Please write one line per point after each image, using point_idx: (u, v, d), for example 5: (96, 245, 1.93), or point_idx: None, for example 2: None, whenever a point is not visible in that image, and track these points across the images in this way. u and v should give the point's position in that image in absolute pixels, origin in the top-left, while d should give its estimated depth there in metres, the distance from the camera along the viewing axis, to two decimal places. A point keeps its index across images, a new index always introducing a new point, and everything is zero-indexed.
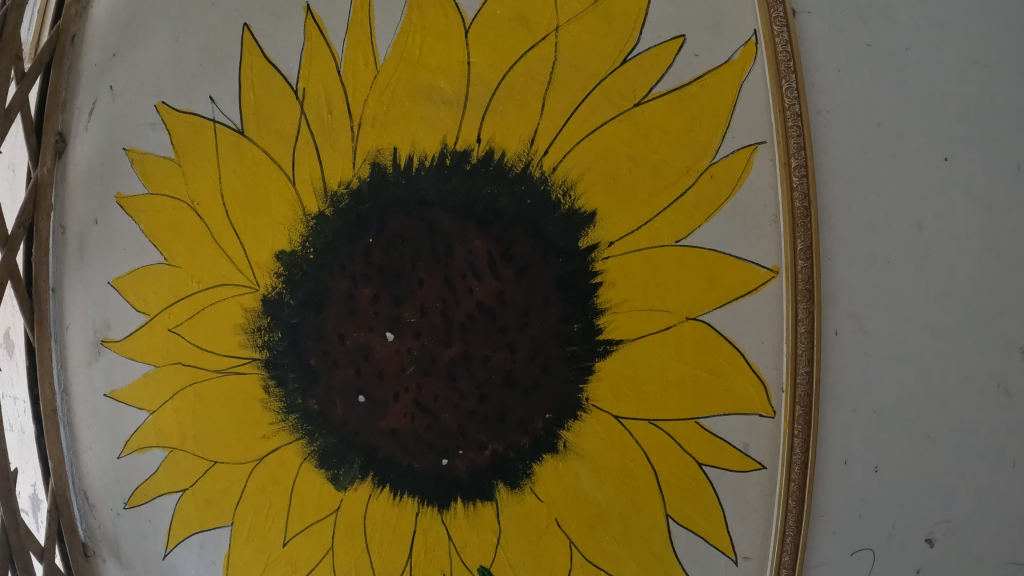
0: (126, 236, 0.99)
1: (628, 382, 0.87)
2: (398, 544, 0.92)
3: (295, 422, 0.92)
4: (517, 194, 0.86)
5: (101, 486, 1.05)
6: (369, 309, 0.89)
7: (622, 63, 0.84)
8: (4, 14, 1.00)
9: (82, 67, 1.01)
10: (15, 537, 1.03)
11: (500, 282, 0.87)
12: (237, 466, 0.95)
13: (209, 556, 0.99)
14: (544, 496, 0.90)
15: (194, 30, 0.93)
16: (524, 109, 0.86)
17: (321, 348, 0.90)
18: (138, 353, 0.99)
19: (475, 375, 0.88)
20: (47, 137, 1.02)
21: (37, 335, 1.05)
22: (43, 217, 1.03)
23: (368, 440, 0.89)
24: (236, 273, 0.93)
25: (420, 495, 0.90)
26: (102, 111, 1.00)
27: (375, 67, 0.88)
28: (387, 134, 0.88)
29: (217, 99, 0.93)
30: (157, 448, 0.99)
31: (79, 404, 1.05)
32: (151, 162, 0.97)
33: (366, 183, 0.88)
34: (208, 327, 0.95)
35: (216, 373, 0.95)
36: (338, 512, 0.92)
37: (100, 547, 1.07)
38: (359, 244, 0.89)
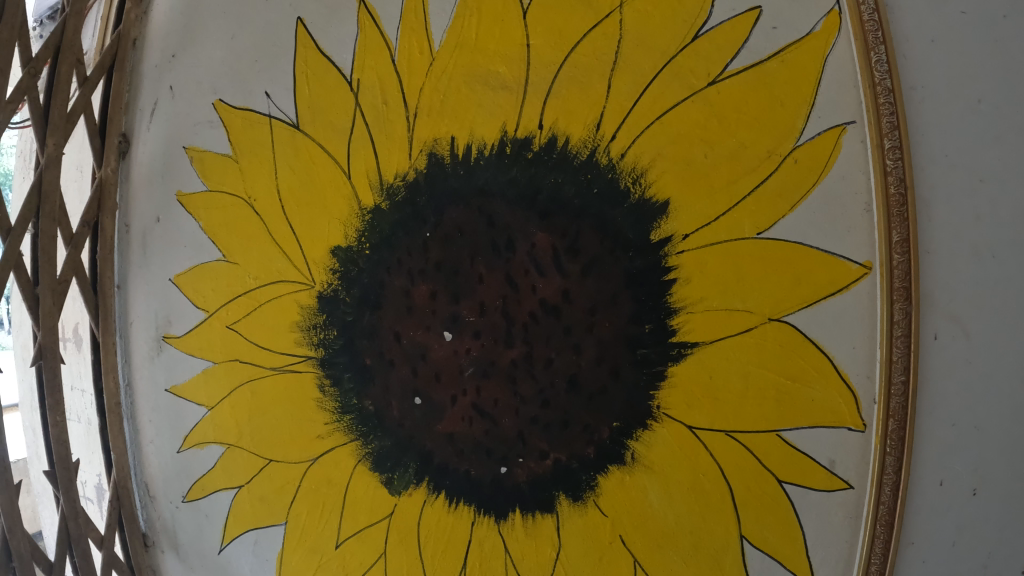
0: (187, 234, 0.99)
1: (704, 389, 0.78)
2: (452, 554, 0.86)
3: (349, 422, 0.87)
4: (582, 183, 0.80)
5: (161, 479, 1.06)
6: (427, 308, 0.83)
7: (693, 39, 0.75)
8: (66, 17, 1.00)
9: (144, 69, 1.00)
10: (75, 525, 1.04)
11: (565, 279, 0.80)
12: (292, 466, 0.92)
13: (262, 554, 0.96)
14: (608, 510, 0.84)
15: (249, 25, 0.89)
16: (589, 93, 0.80)
17: (377, 347, 0.85)
18: (198, 349, 0.99)
19: (537, 379, 0.81)
20: (111, 138, 1.03)
21: (102, 330, 1.07)
22: (107, 215, 1.05)
23: (425, 444, 0.84)
24: (292, 270, 0.90)
25: (476, 504, 0.84)
26: (163, 111, 0.98)
27: (430, 54, 0.83)
28: (444, 122, 0.82)
29: (272, 93, 0.89)
30: (215, 443, 0.99)
31: (141, 397, 1.07)
32: (209, 158, 0.95)
33: (423, 174, 0.82)
34: (265, 325, 0.92)
35: (273, 370, 0.92)
36: (392, 517, 0.87)
37: (161, 538, 1.09)
38: (417, 239, 0.83)
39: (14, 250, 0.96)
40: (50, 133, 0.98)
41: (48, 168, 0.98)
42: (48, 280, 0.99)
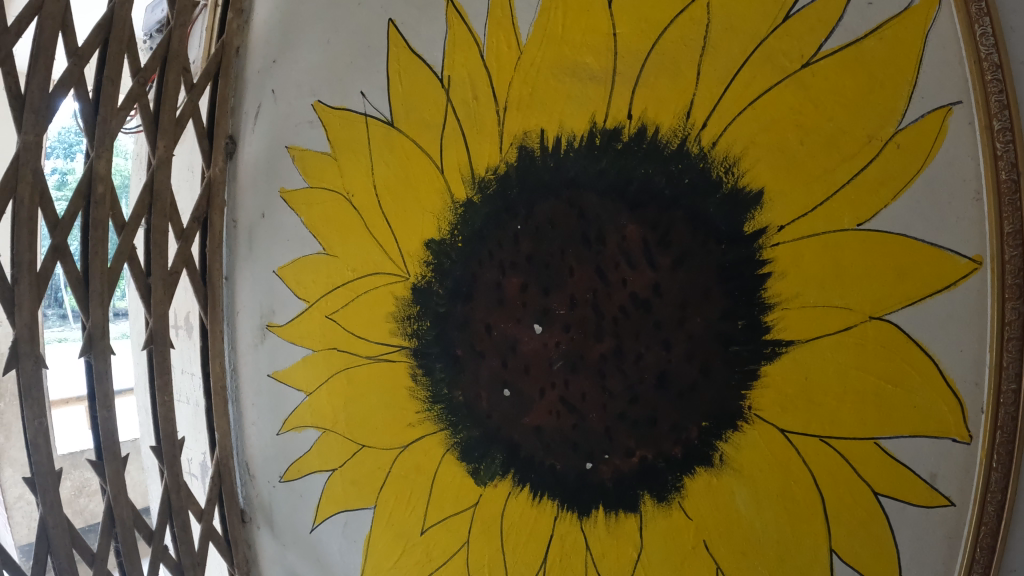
0: (289, 228, 1.02)
1: (800, 391, 0.75)
2: (533, 548, 0.86)
3: (439, 411, 0.88)
4: (673, 174, 0.78)
5: (260, 459, 1.07)
6: (517, 300, 0.83)
7: (784, 20, 0.72)
8: (172, 29, 1.00)
9: (247, 75, 1.04)
10: (178, 497, 1.01)
11: (656, 273, 0.79)
12: (384, 452, 0.97)
13: (351, 535, 0.98)
14: (692, 512, 0.81)
15: (345, 29, 0.93)
16: (678, 81, 0.78)
17: (467, 338, 0.86)
18: (299, 337, 1.02)
19: (626, 374, 0.80)
20: (218, 141, 1.06)
21: (210, 318, 1.09)
22: (217, 212, 1.07)
23: (512, 436, 0.84)
24: (386, 263, 0.89)
25: (561, 498, 0.84)
26: (266, 115, 1.03)
27: (518, 48, 0.84)
28: (534, 115, 0.83)
29: (368, 93, 0.92)
30: (312, 427, 1.00)
31: (246, 382, 1.09)
32: (308, 157, 0.99)
33: (513, 167, 0.82)
34: (362, 315, 0.95)
35: (369, 359, 0.96)
36: (476, 507, 0.88)
37: (257, 514, 1.10)
38: (507, 231, 0.83)
39: (127, 245, 0.96)
40: (161, 137, 0.98)
41: (160, 168, 0.99)
42: (160, 271, 0.99)
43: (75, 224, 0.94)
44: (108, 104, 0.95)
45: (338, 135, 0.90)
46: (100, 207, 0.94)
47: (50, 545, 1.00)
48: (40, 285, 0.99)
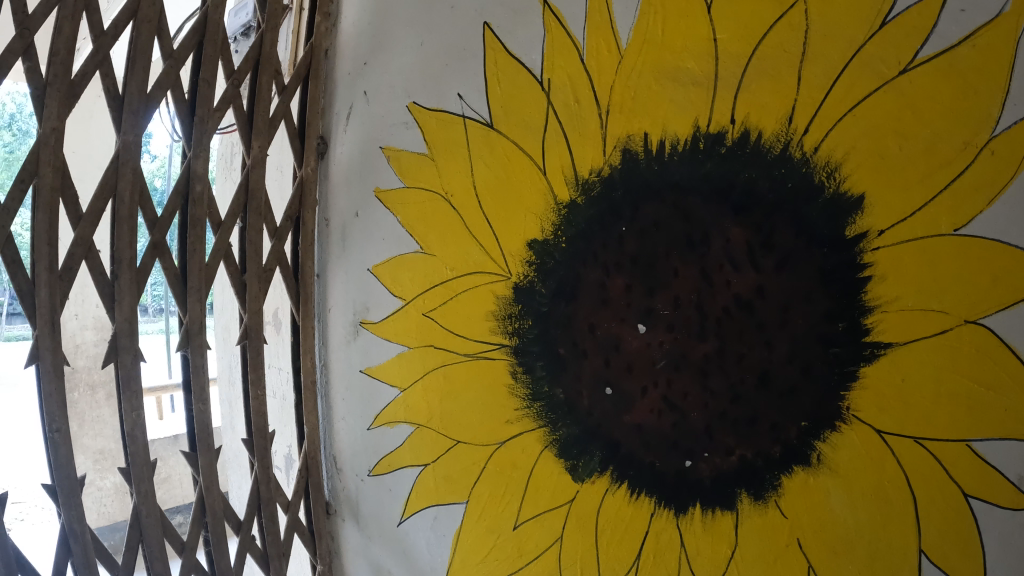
0: (385, 226, 0.94)
1: (897, 393, 0.76)
2: (628, 544, 0.87)
3: (539, 409, 0.88)
4: (777, 178, 0.79)
5: (349, 453, 1.00)
6: (622, 299, 0.83)
7: (880, 27, 0.74)
8: (263, 33, 1.00)
9: (337, 76, 1.02)
10: (266, 489, 0.99)
11: (760, 274, 0.80)
12: (478, 449, 0.92)
13: (441, 529, 0.96)
14: (788, 511, 0.82)
15: (439, 33, 0.94)
16: (779, 86, 0.79)
17: (570, 337, 0.86)
18: (395, 335, 0.94)
19: (729, 374, 0.82)
20: (310, 141, 1.01)
21: (303, 313, 0.98)
22: (309, 210, 0.99)
23: (612, 434, 0.85)
24: (487, 261, 0.89)
25: (659, 495, 0.85)
26: (359, 115, 0.98)
27: (619, 52, 0.85)
28: (637, 119, 0.84)
29: (466, 95, 0.92)
30: (404, 423, 0.95)
31: (336, 378, 0.98)
32: (407, 159, 0.93)
33: (618, 170, 0.83)
34: (460, 314, 0.90)
35: (466, 356, 0.91)
36: (572, 503, 0.89)
37: (343, 507, 1.03)
38: (612, 232, 0.83)
39: (223, 243, 0.94)
40: (255, 136, 0.96)
41: (255, 168, 0.95)
42: (255, 268, 0.95)
43: (173, 222, 0.93)
44: (205, 105, 0.94)
45: (442, 141, 0.92)
46: (197, 205, 0.93)
47: (142, 533, 0.96)
48: (139, 280, 0.92)
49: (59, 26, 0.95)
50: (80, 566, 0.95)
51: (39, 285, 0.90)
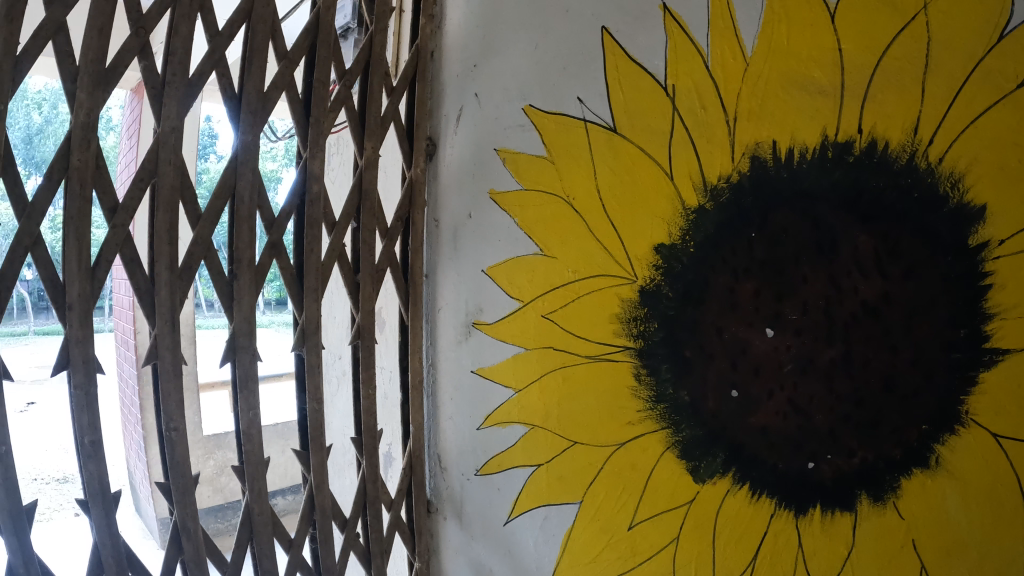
0: (501, 228, 0.96)
1: (1012, 397, 0.81)
2: (745, 543, 0.90)
3: (663, 410, 0.90)
4: (903, 188, 0.81)
5: (455, 453, 1.00)
6: (751, 304, 0.86)
7: (997, 43, 0.78)
8: (371, 35, 0.99)
9: (445, 78, 1.02)
10: (372, 487, 0.98)
11: (886, 282, 0.83)
12: (597, 449, 0.93)
13: (551, 529, 0.97)
14: (905, 512, 0.85)
15: (554, 36, 0.94)
16: (905, 97, 0.81)
17: (697, 341, 0.88)
18: (512, 336, 0.96)
19: (855, 378, 0.85)
20: (418, 142, 0.98)
21: (411, 315, 0.94)
22: (419, 210, 0.94)
23: (736, 436, 0.88)
24: (612, 264, 0.91)
25: (780, 496, 0.88)
26: (471, 117, 0.98)
27: (744, 58, 0.86)
28: (765, 126, 0.85)
29: (586, 99, 0.92)
30: (519, 424, 0.97)
31: (444, 377, 0.96)
32: (525, 162, 0.95)
33: (747, 176, 0.85)
34: (583, 317, 0.92)
35: (587, 358, 0.93)
36: (691, 504, 0.91)
37: (446, 505, 1.05)
38: (742, 238, 0.86)
39: (338, 244, 0.92)
40: (369, 136, 0.94)
41: (368, 169, 0.93)
42: (368, 268, 0.93)
43: (289, 223, 0.92)
44: (319, 104, 0.94)
45: (563, 145, 0.93)
46: (313, 206, 0.92)
47: (253, 530, 0.97)
48: (258, 279, 0.92)
49: (175, 25, 0.96)
50: (190, 563, 0.98)
51: (160, 284, 0.90)
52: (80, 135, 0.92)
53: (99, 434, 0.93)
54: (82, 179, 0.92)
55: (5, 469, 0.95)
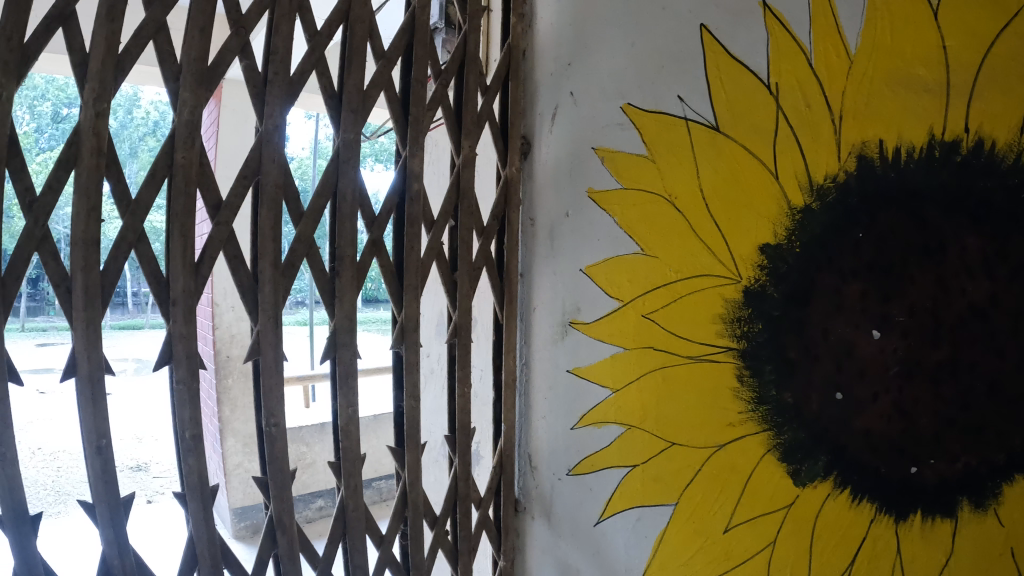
0: (601, 228, 0.98)
1: None
2: (843, 549, 0.93)
3: (765, 412, 0.92)
4: (1009, 185, 0.88)
5: (546, 451, 1.05)
6: (858, 305, 0.89)
7: None
8: (465, 35, 1.00)
9: (539, 78, 1.05)
10: (463, 486, 1.00)
11: (994, 285, 0.89)
12: (696, 450, 0.94)
13: (644, 530, 0.96)
14: (1004, 519, 0.92)
15: (651, 34, 0.94)
16: (1008, 95, 0.87)
17: (803, 341, 0.91)
18: (610, 336, 0.98)
19: (961, 380, 0.90)
20: (514, 141, 1.06)
21: (507, 312, 1.06)
22: (514, 209, 1.04)
23: (839, 438, 0.91)
24: (716, 265, 0.92)
25: (883, 502, 0.92)
26: (564, 117, 1.01)
27: (848, 56, 0.87)
28: (872, 126, 0.87)
29: (687, 98, 0.92)
30: (615, 424, 0.98)
31: (539, 375, 1.05)
32: (623, 160, 0.96)
33: (854, 176, 0.88)
34: (685, 316, 0.94)
35: (688, 360, 0.94)
36: (789, 508, 0.93)
37: (533, 505, 1.08)
38: (848, 238, 0.89)
39: (435, 243, 0.93)
40: (467, 136, 0.95)
41: (466, 167, 0.94)
42: (466, 266, 0.93)
43: (389, 222, 0.93)
44: (419, 103, 0.94)
45: (663, 143, 0.94)
46: (412, 203, 0.93)
47: (346, 526, 0.99)
48: (358, 277, 0.93)
49: (276, 26, 0.99)
50: (284, 557, 1.00)
51: (265, 280, 0.92)
52: (184, 133, 0.94)
53: (199, 429, 0.95)
54: (187, 176, 0.93)
55: (104, 460, 0.96)
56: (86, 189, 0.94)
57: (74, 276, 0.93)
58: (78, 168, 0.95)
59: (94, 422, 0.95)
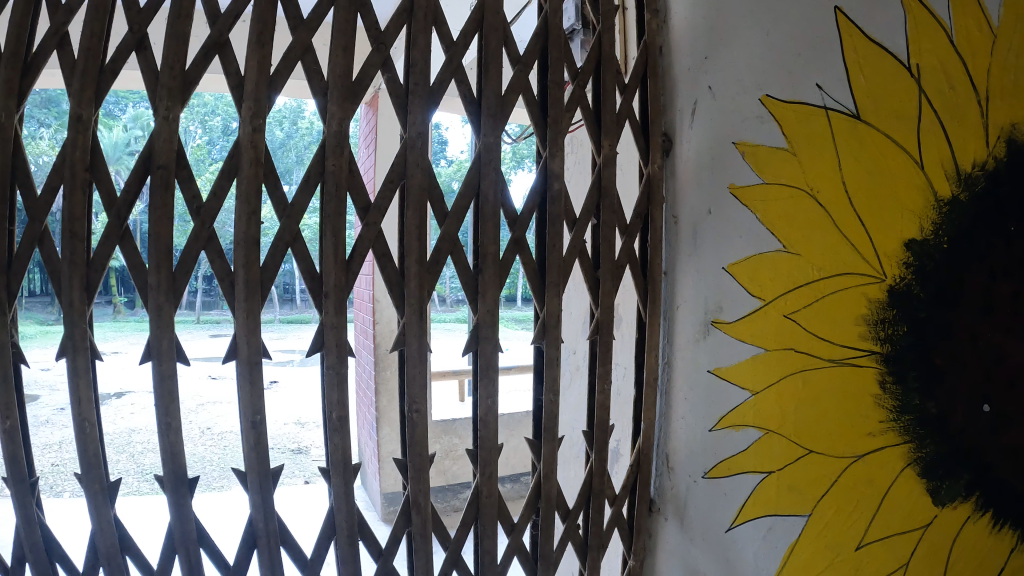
0: (743, 226, 1.11)
1: None
2: (974, 565, 1.18)
3: (907, 421, 1.11)
4: None
5: (686, 452, 1.22)
6: (1005, 311, 1.15)
7: None
8: (599, 34, 1.07)
9: (676, 73, 1.22)
10: (597, 482, 1.08)
11: None
12: (831, 458, 1.10)
13: (773, 540, 1.10)
14: None
15: (784, 22, 1.06)
16: None
17: (948, 350, 1.12)
18: (751, 336, 1.11)
19: None
20: (653, 138, 1.21)
21: (651, 312, 1.19)
22: (655, 207, 1.19)
23: (981, 454, 1.15)
24: (862, 265, 1.07)
25: (1018, 528, 1.20)
26: (703, 109, 1.17)
27: (990, 36, 1.11)
28: (1016, 109, 1.14)
29: (826, 86, 1.04)
30: (752, 428, 1.12)
31: (680, 375, 1.23)
32: (764, 154, 1.08)
33: (999, 160, 1.12)
34: (830, 315, 1.08)
35: (828, 362, 1.09)
36: (928, 525, 1.14)
37: (668, 506, 1.27)
38: (993, 233, 1.13)
39: (578, 241, 0.99)
40: (607, 135, 1.03)
41: (607, 166, 1.01)
42: (609, 264, 1.01)
43: (531, 220, 0.98)
44: (557, 105, 1.01)
45: (808, 135, 1.07)
46: (555, 203, 0.99)
47: (480, 512, 1.05)
48: (499, 274, 0.98)
49: (414, 39, 1.06)
50: (417, 535, 1.05)
51: (411, 276, 0.96)
52: (334, 143, 0.99)
53: (346, 411, 1.00)
54: (337, 181, 0.99)
55: (257, 434, 1.02)
56: (247, 195, 1.00)
57: (236, 272, 1.00)
58: (238, 176, 1.02)
59: (249, 399, 1.01)
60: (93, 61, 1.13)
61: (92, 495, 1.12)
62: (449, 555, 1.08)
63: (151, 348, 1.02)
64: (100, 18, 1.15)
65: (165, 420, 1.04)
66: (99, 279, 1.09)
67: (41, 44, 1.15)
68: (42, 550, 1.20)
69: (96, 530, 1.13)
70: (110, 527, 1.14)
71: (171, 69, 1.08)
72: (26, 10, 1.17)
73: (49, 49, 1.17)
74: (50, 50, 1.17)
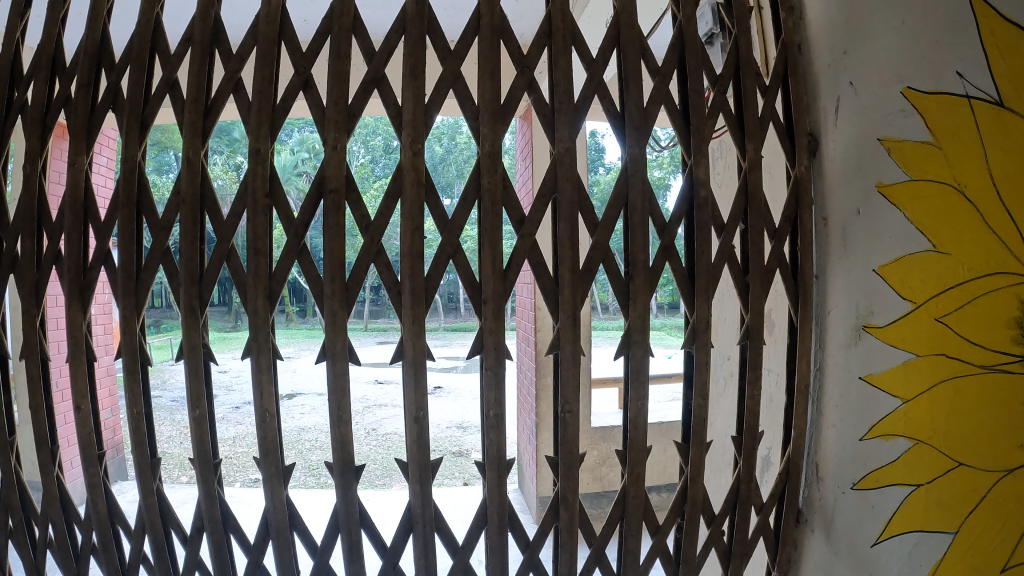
0: (892, 227, 1.09)
1: None
2: None
3: None
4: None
5: (835, 463, 1.23)
6: None
7: None
8: (736, 38, 1.14)
9: (817, 70, 1.24)
10: (744, 488, 1.12)
11: None
12: (982, 472, 1.02)
13: (919, 557, 1.07)
14: None
15: (924, 9, 1.04)
16: None
17: None
18: (903, 340, 1.08)
19: None
20: (798, 139, 1.22)
21: (802, 315, 1.17)
22: (805, 210, 1.18)
23: None
24: (1012, 261, 0.98)
25: None
26: (846, 106, 1.18)
27: None
28: None
29: (967, 74, 1.00)
30: (902, 439, 1.09)
31: (833, 381, 1.24)
32: (911, 150, 1.07)
33: None
34: (981, 319, 1.01)
35: (979, 368, 1.02)
36: None
37: (816, 517, 1.28)
38: None
39: (728, 246, 1.05)
40: (751, 140, 1.09)
41: (753, 171, 1.08)
42: (759, 269, 1.07)
43: (678, 227, 1.04)
44: (700, 114, 1.06)
45: (946, 127, 1.02)
46: (701, 210, 1.05)
47: (625, 510, 1.08)
48: (649, 279, 1.03)
49: (555, 59, 1.11)
50: (564, 530, 1.10)
51: (565, 284, 1.02)
52: (488, 162, 1.07)
53: (502, 409, 1.07)
54: (493, 198, 1.07)
55: (419, 428, 1.11)
56: (411, 213, 1.10)
57: (403, 282, 1.10)
58: (402, 197, 1.12)
59: (414, 397, 1.11)
60: (267, 102, 1.28)
61: (269, 476, 1.26)
62: (593, 551, 1.12)
63: (326, 349, 1.15)
64: (269, 64, 1.30)
65: (338, 412, 1.16)
66: (279, 292, 1.24)
67: (220, 90, 1.30)
68: (220, 523, 1.36)
69: (271, 508, 1.27)
70: (281, 505, 1.28)
71: (337, 105, 1.21)
72: (203, 60, 1.32)
73: (224, 94, 1.32)
74: (226, 95, 1.31)
